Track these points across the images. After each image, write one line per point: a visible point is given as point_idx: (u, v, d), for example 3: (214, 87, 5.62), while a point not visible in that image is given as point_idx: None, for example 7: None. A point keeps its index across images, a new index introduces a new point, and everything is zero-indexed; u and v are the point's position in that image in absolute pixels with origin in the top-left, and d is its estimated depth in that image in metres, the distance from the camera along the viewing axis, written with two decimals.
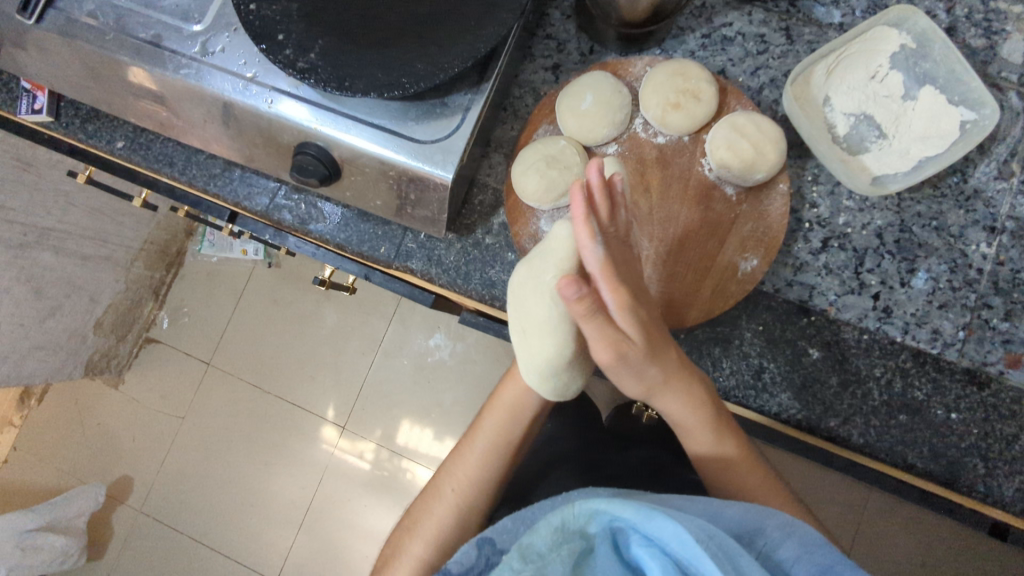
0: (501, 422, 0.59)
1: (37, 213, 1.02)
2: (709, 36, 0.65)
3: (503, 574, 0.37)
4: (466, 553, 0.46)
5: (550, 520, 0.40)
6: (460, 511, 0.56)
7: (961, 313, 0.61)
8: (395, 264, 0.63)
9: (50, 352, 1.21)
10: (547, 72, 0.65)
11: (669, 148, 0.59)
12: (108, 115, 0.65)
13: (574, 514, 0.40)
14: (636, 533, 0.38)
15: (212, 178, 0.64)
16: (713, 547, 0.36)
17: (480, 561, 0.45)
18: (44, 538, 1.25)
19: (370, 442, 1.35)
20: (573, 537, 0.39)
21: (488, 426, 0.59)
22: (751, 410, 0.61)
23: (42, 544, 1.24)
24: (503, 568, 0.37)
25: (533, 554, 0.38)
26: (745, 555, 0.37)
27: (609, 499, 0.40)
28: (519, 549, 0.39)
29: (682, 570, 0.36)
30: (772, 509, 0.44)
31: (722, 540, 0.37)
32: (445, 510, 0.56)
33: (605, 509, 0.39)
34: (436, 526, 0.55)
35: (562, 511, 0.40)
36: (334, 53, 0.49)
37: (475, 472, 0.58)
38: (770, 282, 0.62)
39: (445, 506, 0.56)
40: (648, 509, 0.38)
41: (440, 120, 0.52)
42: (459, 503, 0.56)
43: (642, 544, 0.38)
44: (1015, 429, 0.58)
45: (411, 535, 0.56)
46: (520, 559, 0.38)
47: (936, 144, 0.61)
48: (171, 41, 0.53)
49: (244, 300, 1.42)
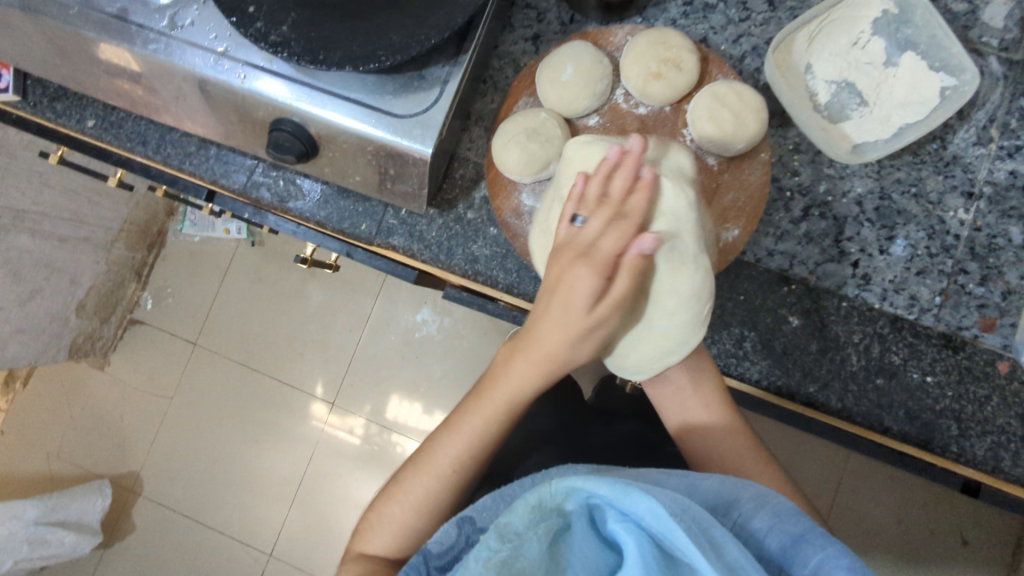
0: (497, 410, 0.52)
1: (11, 195, 1.00)
2: (691, 3, 0.64)
3: (480, 553, 0.37)
4: (447, 532, 0.46)
5: (527, 499, 0.40)
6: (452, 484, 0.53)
7: (938, 278, 0.61)
8: (377, 241, 0.62)
9: (31, 335, 1.20)
10: (527, 42, 0.64)
11: (650, 119, 0.59)
12: (76, 93, 0.63)
13: (552, 492, 0.41)
14: (612, 508, 0.39)
15: (188, 157, 0.63)
16: (687, 521, 0.36)
17: (460, 540, 0.45)
18: (55, 533, 1.26)
19: (360, 417, 1.36)
20: (551, 514, 0.40)
21: (487, 405, 0.52)
22: (732, 377, 0.62)
23: (52, 539, 1.26)
24: (480, 546, 0.38)
25: (511, 533, 0.38)
26: (719, 526, 0.37)
27: (586, 476, 0.40)
28: (497, 528, 0.39)
29: (657, 543, 0.36)
30: (749, 483, 0.45)
31: (696, 513, 0.37)
32: (433, 481, 0.52)
33: (581, 486, 0.40)
34: (426, 495, 0.52)
35: (538, 490, 0.40)
36: (307, 26, 0.48)
37: (469, 450, 0.52)
38: (751, 252, 0.63)
39: (434, 477, 0.53)
40: (624, 485, 0.38)
41: (418, 94, 0.52)
42: (451, 478, 0.53)
43: (618, 519, 0.38)
44: (989, 391, 0.59)
45: (394, 498, 0.53)
46: (498, 539, 0.38)
47: (917, 110, 0.61)
48: (137, 15, 0.51)
49: (228, 279, 1.41)
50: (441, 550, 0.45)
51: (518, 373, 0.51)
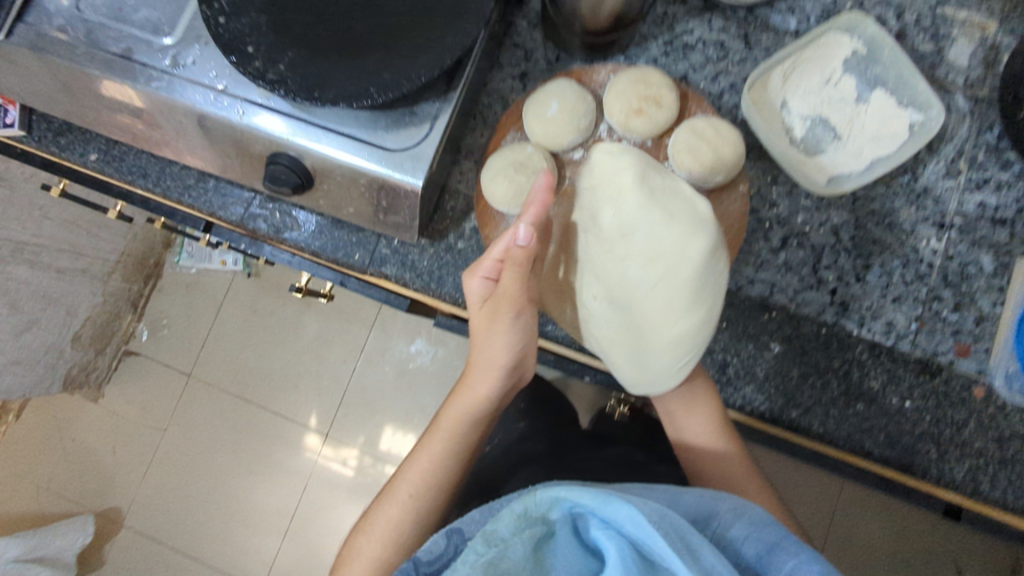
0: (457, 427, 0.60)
1: (12, 228, 1.01)
2: (671, 43, 0.67)
3: (467, 559, 0.39)
4: (436, 542, 0.46)
5: (511, 507, 0.41)
6: (414, 508, 0.58)
7: (914, 305, 0.63)
8: (370, 270, 0.64)
9: (26, 367, 1.20)
10: (515, 80, 0.67)
11: (633, 152, 0.62)
12: (81, 129, 0.65)
13: (535, 500, 0.41)
14: (594, 516, 0.40)
15: (187, 189, 0.65)
16: (665, 527, 0.38)
17: (450, 548, 0.46)
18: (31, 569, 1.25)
19: (354, 449, 1.36)
20: (536, 522, 0.41)
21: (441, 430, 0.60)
22: (717, 403, 0.63)
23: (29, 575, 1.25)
24: (467, 553, 0.39)
25: (497, 539, 0.40)
26: (698, 536, 0.39)
27: (570, 486, 0.41)
28: (483, 535, 0.40)
29: (637, 551, 0.38)
30: (726, 492, 0.47)
31: (677, 522, 0.39)
32: (399, 509, 0.57)
33: (566, 496, 0.41)
34: (390, 525, 0.57)
35: (523, 498, 0.41)
36: (303, 65, 0.51)
37: (430, 470, 0.59)
38: (733, 280, 0.64)
39: (399, 506, 0.58)
40: (606, 495, 0.39)
41: (409, 129, 0.54)
42: (413, 503, 0.58)
43: (600, 527, 0.39)
44: (965, 415, 0.61)
45: (362, 533, 0.58)
46: (484, 544, 0.39)
47: (887, 145, 0.64)
48: (141, 55, 0.54)
49: (223, 310, 1.42)
50: (430, 558, 0.46)
51: (467, 397, 0.61)
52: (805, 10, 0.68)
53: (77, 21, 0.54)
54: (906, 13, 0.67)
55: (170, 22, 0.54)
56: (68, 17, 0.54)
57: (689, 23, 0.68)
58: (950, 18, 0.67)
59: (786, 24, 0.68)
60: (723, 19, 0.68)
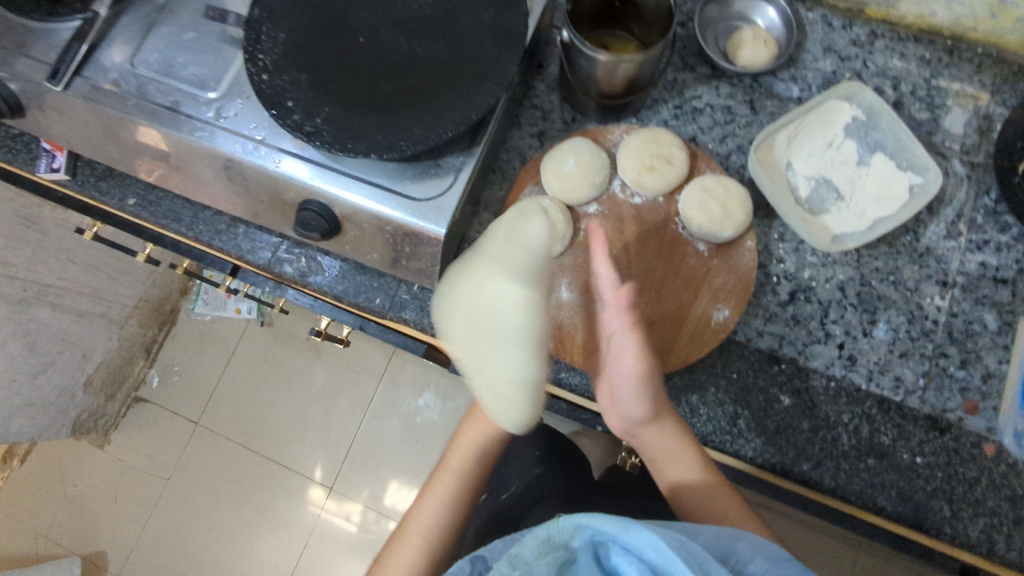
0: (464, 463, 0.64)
1: (39, 270, 1.04)
2: (681, 107, 0.72)
3: None
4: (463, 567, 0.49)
5: (537, 533, 0.45)
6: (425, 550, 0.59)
7: (921, 361, 0.64)
8: (389, 315, 0.66)
9: (38, 410, 1.21)
10: (533, 138, 0.71)
11: (645, 208, 0.64)
12: (121, 174, 0.69)
13: (559, 529, 0.45)
14: (614, 543, 0.43)
15: (218, 234, 0.68)
16: (683, 554, 0.41)
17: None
18: None
19: (358, 503, 1.35)
20: (558, 548, 0.45)
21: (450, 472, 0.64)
22: (727, 455, 0.63)
23: None
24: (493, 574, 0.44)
25: (521, 562, 0.44)
26: (713, 561, 0.42)
27: (590, 515, 0.44)
28: (509, 558, 0.44)
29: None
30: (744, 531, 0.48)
31: (693, 547, 0.42)
32: (410, 552, 0.59)
33: (586, 523, 0.44)
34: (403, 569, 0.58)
35: (547, 525, 0.45)
36: (338, 118, 0.54)
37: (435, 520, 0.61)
38: (742, 332, 0.66)
39: (410, 549, 0.60)
40: (626, 522, 0.42)
41: (434, 180, 0.57)
42: (424, 544, 0.60)
43: (620, 554, 0.42)
44: (977, 472, 0.61)
45: None
46: (509, 566, 0.44)
47: (889, 205, 0.66)
48: (187, 107, 0.58)
49: (235, 358, 1.43)
50: None
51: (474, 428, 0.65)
52: (806, 80, 0.73)
53: (129, 76, 0.58)
54: (902, 84, 0.72)
55: (216, 78, 0.58)
56: (122, 72, 0.58)
57: (697, 89, 0.72)
58: (944, 90, 0.71)
59: (789, 91, 0.72)
60: (729, 86, 0.72)
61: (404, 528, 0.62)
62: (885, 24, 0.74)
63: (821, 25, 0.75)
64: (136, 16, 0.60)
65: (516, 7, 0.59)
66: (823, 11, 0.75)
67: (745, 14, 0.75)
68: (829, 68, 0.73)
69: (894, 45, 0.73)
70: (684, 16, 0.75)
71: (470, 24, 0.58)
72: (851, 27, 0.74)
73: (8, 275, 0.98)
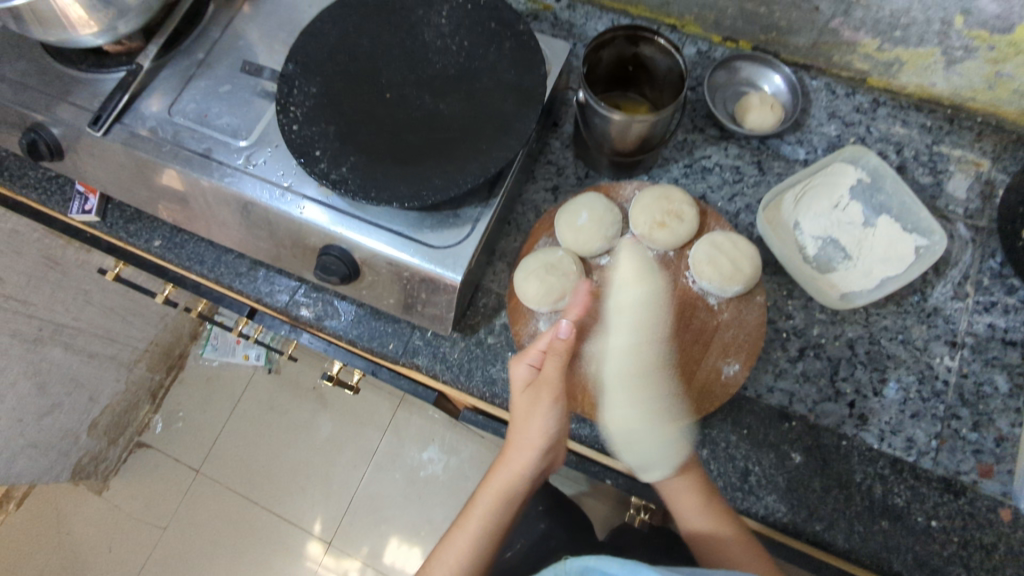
0: (492, 507, 0.63)
1: (56, 310, 1.06)
2: (691, 166, 0.74)
3: None
4: None
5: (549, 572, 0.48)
6: None
7: (933, 422, 0.64)
8: (402, 360, 0.66)
9: (41, 451, 1.20)
10: (547, 192, 0.73)
11: (656, 261, 0.66)
12: (150, 217, 0.72)
13: (570, 569, 0.48)
14: None
15: (239, 276, 0.69)
16: None
17: None
18: None
19: (356, 560, 1.32)
20: None
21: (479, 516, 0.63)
22: (738, 512, 0.62)
23: None
24: None
25: None
26: None
27: (597, 557, 0.46)
28: None
29: None
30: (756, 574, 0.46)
31: None
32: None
33: (593, 565, 0.46)
34: None
35: (557, 566, 0.48)
36: (363, 167, 0.57)
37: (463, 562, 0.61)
38: (752, 387, 0.66)
39: None
40: (629, 565, 0.44)
41: (452, 229, 0.59)
42: None
43: None
44: (994, 538, 0.60)
45: None
46: None
47: (895, 265, 0.67)
48: (219, 154, 0.60)
49: (240, 405, 1.43)
50: None
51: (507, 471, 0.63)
52: (811, 143, 0.75)
53: (167, 124, 0.62)
54: (905, 149, 0.74)
55: (248, 128, 0.62)
56: (160, 120, 0.62)
57: (707, 149, 0.75)
58: (946, 156, 0.74)
59: (795, 154, 0.75)
60: (737, 147, 0.75)
61: (458, 526, 0.64)
62: (886, 93, 0.78)
63: (825, 92, 0.78)
64: (177, 70, 0.64)
65: (534, 68, 0.62)
66: (827, 79, 0.79)
67: (752, 80, 0.79)
68: (833, 132, 0.76)
69: (895, 113, 0.76)
70: (694, 81, 0.79)
71: (491, 83, 0.61)
72: (854, 95, 0.78)
73: (26, 313, 0.99)
